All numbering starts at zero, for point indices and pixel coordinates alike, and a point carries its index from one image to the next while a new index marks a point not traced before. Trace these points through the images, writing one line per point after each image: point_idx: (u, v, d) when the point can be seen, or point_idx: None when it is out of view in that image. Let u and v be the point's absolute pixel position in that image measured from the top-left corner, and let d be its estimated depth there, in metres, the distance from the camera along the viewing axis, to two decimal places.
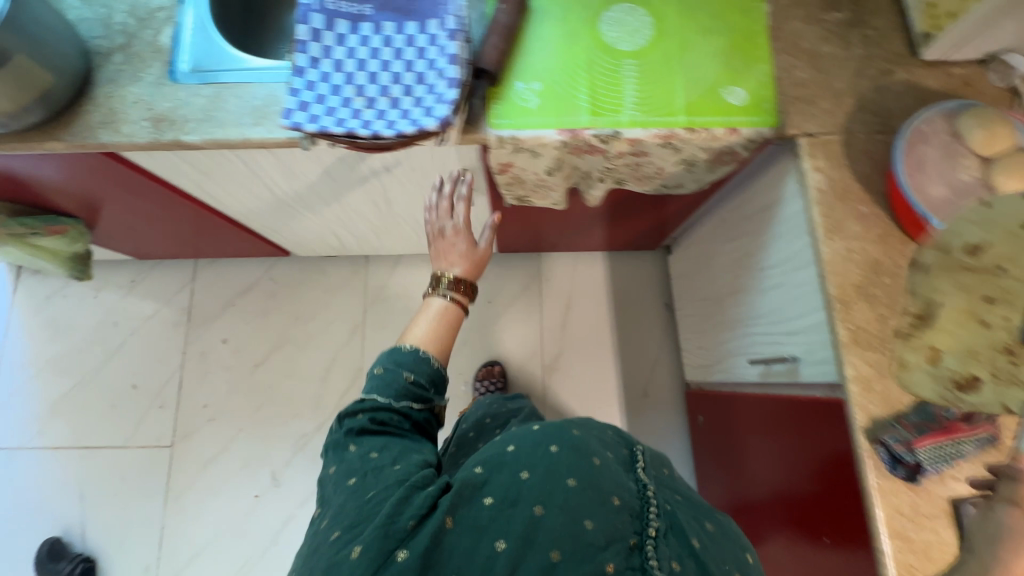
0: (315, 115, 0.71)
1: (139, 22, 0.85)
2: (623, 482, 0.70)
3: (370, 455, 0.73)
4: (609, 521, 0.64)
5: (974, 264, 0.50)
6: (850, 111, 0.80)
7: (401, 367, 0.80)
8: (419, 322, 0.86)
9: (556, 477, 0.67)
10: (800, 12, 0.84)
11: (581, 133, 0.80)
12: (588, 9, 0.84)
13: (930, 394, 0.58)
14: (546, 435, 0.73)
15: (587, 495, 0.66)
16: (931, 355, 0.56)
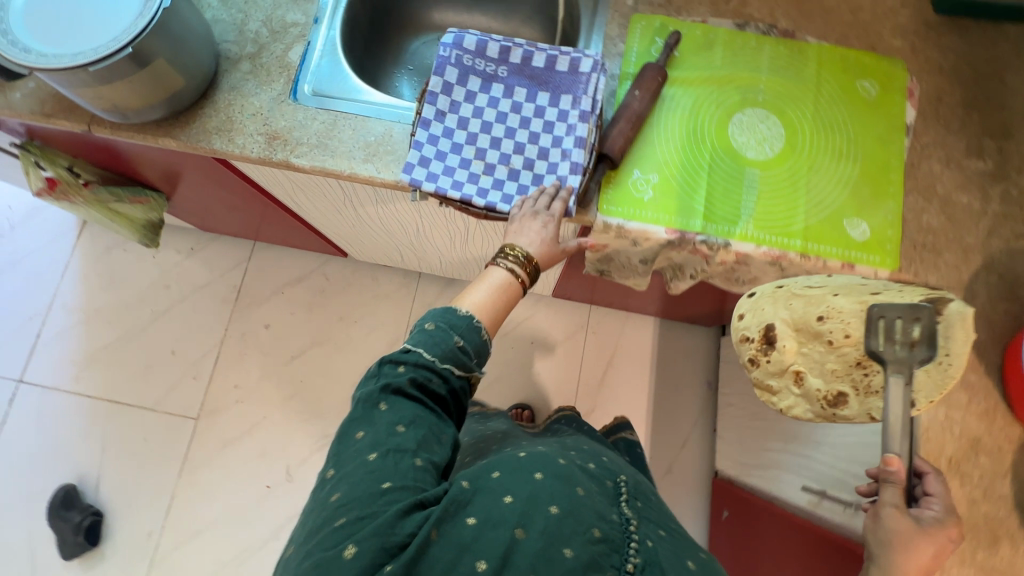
0: (434, 173, 0.72)
1: (272, 34, 0.84)
2: (606, 514, 0.58)
3: (396, 428, 0.58)
4: (587, 554, 0.52)
5: (808, 294, 0.72)
6: (976, 269, 0.76)
7: (453, 330, 0.63)
8: (472, 291, 0.66)
9: (538, 502, 0.54)
10: (941, 153, 0.80)
11: (690, 237, 0.77)
12: (720, 108, 0.81)
13: (802, 415, 0.73)
14: (531, 461, 0.60)
15: (568, 523, 0.54)
16: (796, 377, 0.72)
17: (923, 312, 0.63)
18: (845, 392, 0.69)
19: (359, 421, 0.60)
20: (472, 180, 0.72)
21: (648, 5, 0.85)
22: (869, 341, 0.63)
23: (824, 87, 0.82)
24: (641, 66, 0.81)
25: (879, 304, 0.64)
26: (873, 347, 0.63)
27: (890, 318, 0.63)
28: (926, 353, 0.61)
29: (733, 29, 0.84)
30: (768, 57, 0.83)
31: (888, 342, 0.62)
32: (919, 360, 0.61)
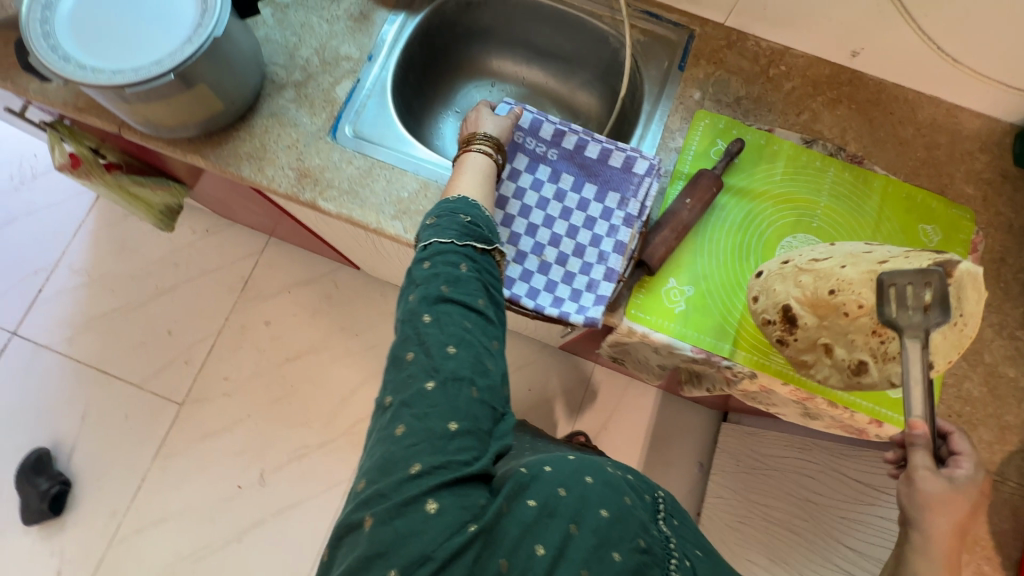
0: None
1: (323, 64, 0.81)
2: (649, 524, 0.57)
3: (448, 349, 0.51)
4: (633, 561, 0.52)
5: (813, 267, 0.64)
6: (1011, 451, 0.71)
7: (458, 215, 0.58)
8: (461, 178, 0.63)
9: (589, 504, 0.53)
10: (994, 318, 0.76)
11: (717, 360, 0.73)
12: (772, 227, 0.77)
13: (834, 385, 0.68)
14: (580, 462, 0.57)
15: (616, 527, 0.53)
16: (824, 348, 0.65)
17: (933, 274, 0.56)
18: (865, 361, 0.63)
19: (407, 342, 0.52)
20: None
21: (715, 102, 0.81)
22: (880, 308, 0.57)
23: (884, 221, 0.77)
24: (697, 168, 0.77)
25: (887, 271, 0.58)
26: (887, 316, 0.57)
27: (901, 284, 0.57)
28: (941, 316, 0.55)
29: (798, 144, 0.80)
30: (831, 181, 0.79)
31: (900, 307, 0.57)
32: (935, 323, 0.55)
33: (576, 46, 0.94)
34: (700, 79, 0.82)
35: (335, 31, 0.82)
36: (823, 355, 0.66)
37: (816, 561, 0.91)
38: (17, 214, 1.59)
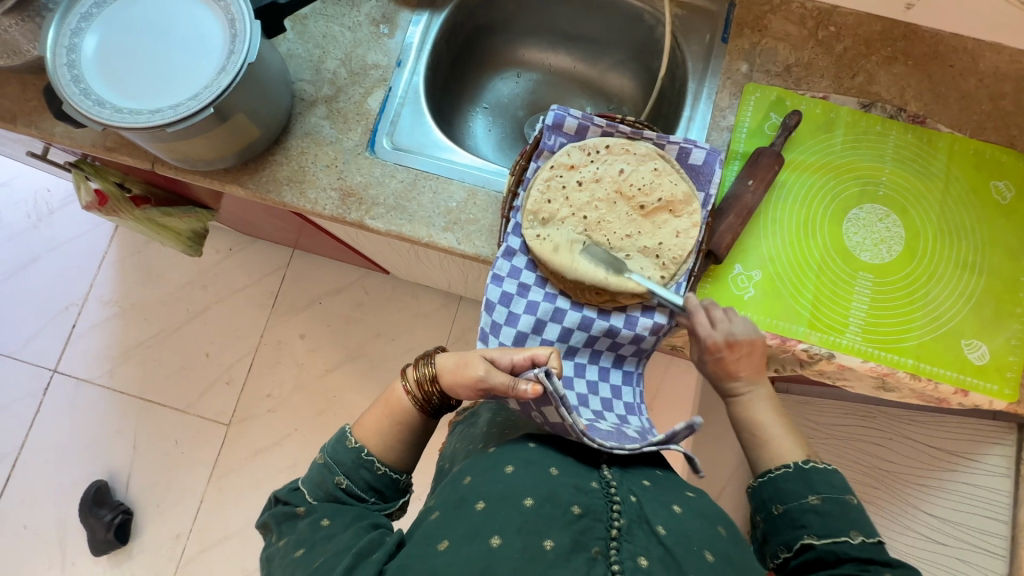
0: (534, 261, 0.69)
1: (351, 75, 0.78)
2: (586, 484, 0.51)
3: (320, 524, 0.54)
4: (569, 537, 0.45)
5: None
6: None
7: (337, 464, 0.59)
8: (373, 418, 0.61)
9: (509, 498, 0.48)
10: None
11: (791, 344, 0.71)
12: (835, 199, 0.74)
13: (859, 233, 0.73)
14: (502, 458, 0.55)
15: (543, 507, 0.47)
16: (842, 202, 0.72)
17: None
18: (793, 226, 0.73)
19: (287, 528, 0.57)
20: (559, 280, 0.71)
21: (765, 73, 0.78)
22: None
23: (953, 181, 0.75)
24: (752, 146, 0.74)
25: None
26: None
27: None
28: None
29: (854, 109, 0.76)
30: (894, 145, 0.76)
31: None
32: None
33: (607, 26, 0.90)
34: (747, 49, 0.78)
35: (359, 38, 0.79)
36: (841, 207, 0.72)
37: (891, 529, 0.90)
38: (39, 251, 1.58)
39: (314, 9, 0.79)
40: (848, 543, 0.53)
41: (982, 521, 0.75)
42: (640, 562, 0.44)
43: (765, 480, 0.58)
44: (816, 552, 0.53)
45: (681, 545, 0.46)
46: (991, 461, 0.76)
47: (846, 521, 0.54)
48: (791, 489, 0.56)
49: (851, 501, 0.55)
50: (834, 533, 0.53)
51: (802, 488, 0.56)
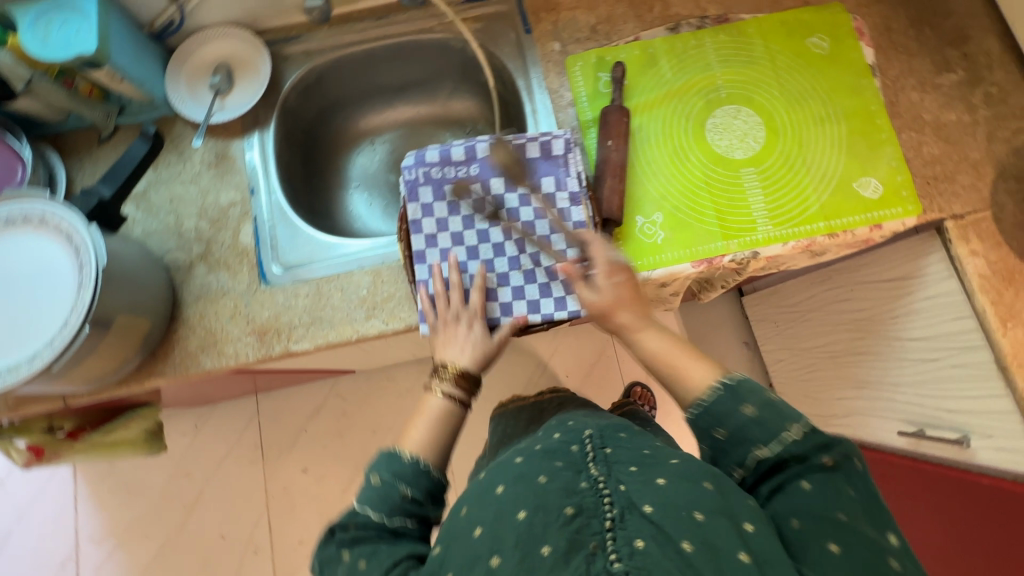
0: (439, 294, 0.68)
1: (213, 223, 0.77)
2: (574, 484, 0.51)
3: (360, 567, 0.51)
4: (565, 537, 0.46)
5: None
6: (994, 182, 0.75)
7: (395, 481, 0.56)
8: (414, 429, 0.61)
9: (504, 517, 0.49)
10: (913, 81, 0.79)
11: (718, 261, 0.74)
12: (690, 118, 0.78)
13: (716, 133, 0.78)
14: (492, 480, 0.55)
15: (539, 517, 0.48)
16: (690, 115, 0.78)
17: None
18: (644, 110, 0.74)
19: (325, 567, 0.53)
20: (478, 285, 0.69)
21: (576, 43, 0.82)
22: None
23: (775, 54, 0.80)
24: (598, 109, 0.78)
25: None
26: None
27: None
28: None
29: (665, 36, 0.81)
30: (712, 49, 0.81)
31: None
32: None
33: (426, 66, 0.93)
34: (551, 30, 0.82)
35: (204, 187, 0.78)
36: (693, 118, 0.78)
37: (892, 367, 0.94)
38: (8, 526, 1.49)
39: (149, 182, 0.79)
40: (788, 442, 0.53)
41: (957, 327, 0.78)
42: (636, 544, 0.45)
43: (700, 409, 0.56)
44: (772, 461, 0.53)
45: (671, 516, 0.47)
46: (935, 270, 0.79)
47: (781, 418, 0.54)
48: (725, 408, 0.55)
49: (777, 398, 0.54)
50: (778, 432, 0.53)
51: (734, 402, 0.55)
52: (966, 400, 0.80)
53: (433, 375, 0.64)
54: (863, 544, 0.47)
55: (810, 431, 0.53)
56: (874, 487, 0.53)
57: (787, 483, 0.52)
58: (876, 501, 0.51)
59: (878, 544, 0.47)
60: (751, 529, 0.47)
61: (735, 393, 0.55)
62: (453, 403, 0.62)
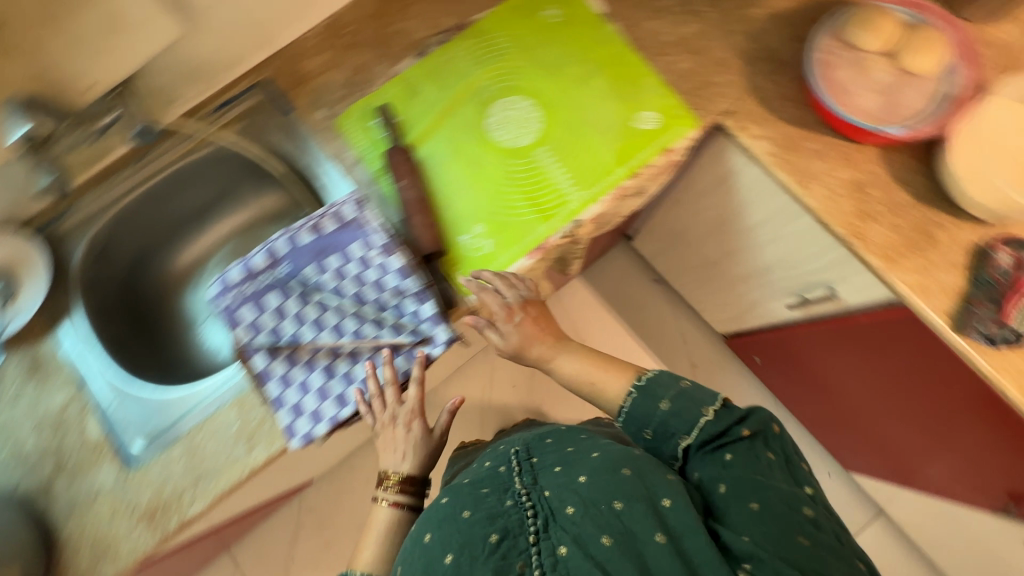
0: (297, 404, 0.65)
1: (54, 432, 0.72)
2: (501, 509, 0.62)
3: None
4: (493, 564, 0.55)
5: None
6: (745, 69, 0.81)
7: None
8: (367, 541, 0.72)
9: (434, 564, 0.57)
10: (644, 11, 0.85)
11: (549, 243, 0.76)
12: (469, 127, 0.80)
13: (498, 127, 0.80)
14: (421, 527, 0.63)
15: (467, 555, 0.57)
16: (468, 123, 0.80)
17: None
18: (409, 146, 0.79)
19: None
20: (334, 373, 0.66)
21: (338, 102, 0.82)
22: None
23: (520, 37, 0.83)
24: (381, 155, 0.79)
25: None
26: None
27: None
28: None
29: (417, 62, 0.83)
30: (463, 56, 0.83)
31: None
32: None
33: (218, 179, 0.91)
34: (310, 101, 0.82)
35: (30, 401, 0.73)
36: (472, 125, 0.80)
37: (758, 254, 1.01)
38: None
39: None
40: (704, 423, 0.64)
41: (779, 202, 0.84)
42: (560, 551, 0.55)
43: (626, 414, 0.69)
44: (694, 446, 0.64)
45: (588, 512, 0.57)
46: (739, 161, 0.84)
47: (695, 405, 0.65)
48: (642, 410, 0.68)
49: (687, 387, 0.66)
50: (689, 419, 0.65)
51: (650, 401, 0.67)
52: (818, 259, 0.87)
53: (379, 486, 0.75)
54: (780, 497, 0.57)
55: (723, 410, 0.64)
56: (787, 446, 0.64)
57: (714, 453, 0.62)
58: (790, 459, 0.63)
59: (794, 495, 0.57)
60: (668, 504, 0.57)
61: (650, 394, 0.68)
62: (399, 509, 0.73)
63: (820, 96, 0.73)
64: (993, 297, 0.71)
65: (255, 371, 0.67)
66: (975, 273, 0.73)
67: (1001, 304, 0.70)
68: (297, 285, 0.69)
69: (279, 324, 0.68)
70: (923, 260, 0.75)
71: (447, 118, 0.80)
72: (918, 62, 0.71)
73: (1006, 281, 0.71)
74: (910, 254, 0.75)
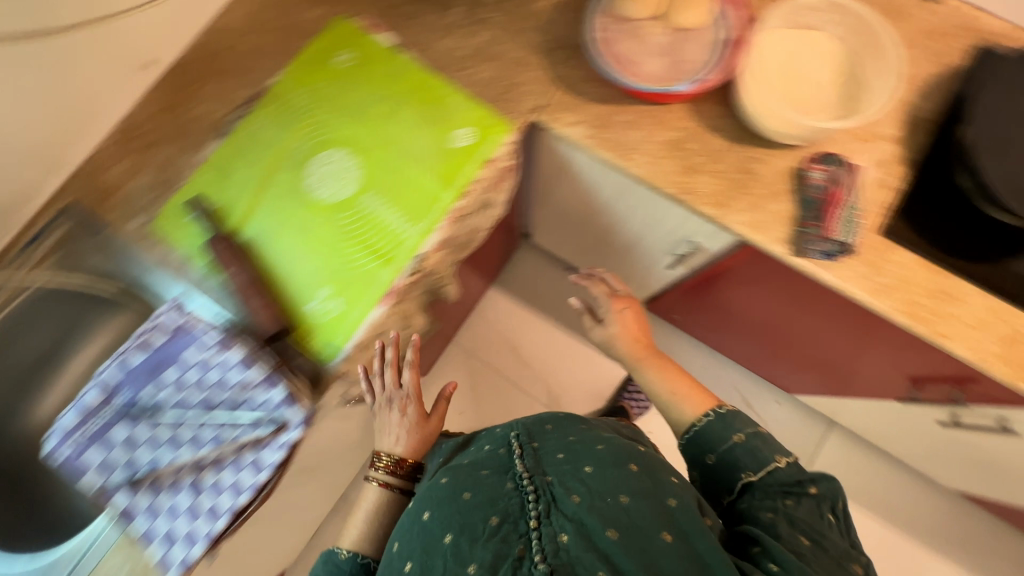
0: (168, 533, 0.62)
1: None
2: (501, 494, 0.61)
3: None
4: (491, 549, 0.54)
5: None
6: (542, 62, 0.82)
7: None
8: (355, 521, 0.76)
9: (432, 547, 0.57)
10: (432, 31, 0.84)
11: (397, 287, 0.75)
12: (290, 194, 0.78)
13: (318, 186, 0.79)
14: (419, 505, 0.64)
15: (466, 535, 0.56)
16: (287, 190, 0.78)
17: None
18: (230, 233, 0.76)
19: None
20: (200, 489, 0.63)
21: (149, 207, 0.79)
22: None
23: (318, 89, 0.82)
24: (204, 249, 0.75)
25: None
26: None
27: None
28: None
29: (221, 144, 0.80)
30: (265, 124, 0.81)
31: None
32: None
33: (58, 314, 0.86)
34: (119, 213, 0.79)
35: None
36: (292, 191, 0.78)
37: (625, 225, 1.03)
38: None
39: None
40: (777, 469, 0.68)
41: (614, 177, 0.85)
42: (560, 538, 0.54)
43: (692, 434, 0.76)
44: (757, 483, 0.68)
45: (595, 499, 0.58)
46: (564, 149, 0.85)
47: (772, 450, 0.70)
48: (714, 433, 0.73)
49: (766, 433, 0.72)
50: (759, 459, 0.70)
51: (726, 431, 0.73)
52: (669, 218, 0.89)
53: (371, 464, 0.80)
54: (828, 547, 0.60)
55: (796, 466, 0.69)
56: (851, 522, 0.67)
57: (777, 491, 0.66)
58: (849, 525, 0.66)
59: (848, 552, 0.61)
60: (673, 503, 0.60)
61: (727, 424, 0.73)
62: (388, 488, 0.78)
63: (608, 74, 0.74)
64: (817, 215, 0.74)
65: (118, 512, 0.63)
66: (798, 196, 0.76)
67: (824, 220, 0.74)
68: (143, 410, 0.66)
69: (131, 455, 0.65)
70: (750, 198, 0.77)
71: (265, 191, 0.78)
72: (685, 19, 0.73)
73: (823, 197, 0.75)
74: (738, 195, 0.77)
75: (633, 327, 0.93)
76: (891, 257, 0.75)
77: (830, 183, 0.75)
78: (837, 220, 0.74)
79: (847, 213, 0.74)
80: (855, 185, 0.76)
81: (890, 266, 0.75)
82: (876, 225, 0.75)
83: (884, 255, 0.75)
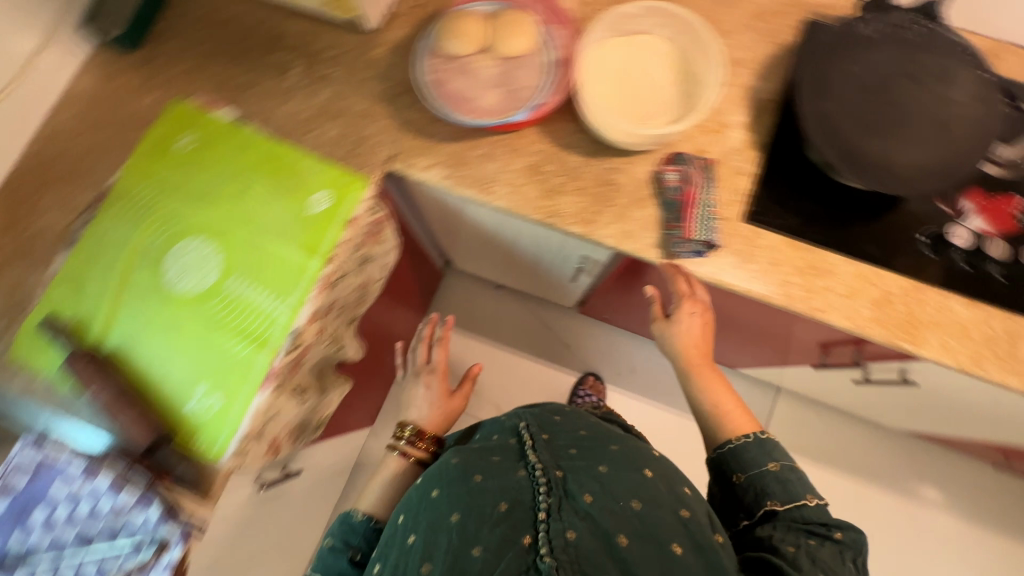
0: None
1: None
2: (513, 482, 0.65)
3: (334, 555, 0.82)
4: (496, 537, 0.58)
5: None
6: (389, 110, 0.81)
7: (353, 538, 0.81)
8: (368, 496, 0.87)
9: (441, 523, 0.62)
10: (274, 98, 0.83)
11: (276, 368, 0.73)
12: (149, 293, 0.75)
13: (177, 278, 0.75)
14: (431, 483, 0.69)
15: (474, 518, 0.60)
16: (145, 289, 0.75)
17: None
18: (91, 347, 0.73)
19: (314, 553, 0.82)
20: None
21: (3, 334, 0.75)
22: None
23: (163, 179, 0.78)
24: (62, 370, 0.72)
25: None
26: None
27: None
28: None
29: (69, 254, 0.76)
30: (112, 225, 0.77)
31: None
32: None
33: None
34: None
35: None
36: (150, 290, 0.75)
37: (520, 246, 1.03)
38: None
39: None
40: (805, 507, 0.71)
41: (484, 209, 0.85)
42: (567, 534, 0.58)
43: (727, 450, 0.78)
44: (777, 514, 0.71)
45: (604, 499, 0.62)
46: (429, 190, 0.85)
47: (800, 489, 0.73)
48: (751, 454, 0.76)
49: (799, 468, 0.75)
50: (788, 492, 0.72)
51: (762, 457, 0.76)
52: (550, 237, 0.89)
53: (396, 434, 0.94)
54: None
55: (824, 509, 0.71)
56: None
57: (796, 525, 0.69)
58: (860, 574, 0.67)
59: None
60: (686, 514, 0.63)
61: (765, 450, 0.76)
62: (409, 456, 0.90)
63: (445, 114, 0.74)
64: (677, 217, 0.75)
65: None
66: (659, 199, 0.77)
67: (683, 221, 0.75)
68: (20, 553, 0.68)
69: None
70: (615, 208, 0.77)
71: (122, 296, 0.75)
72: (508, 46, 0.73)
73: (680, 198, 0.76)
74: (602, 208, 0.77)
75: (696, 334, 0.83)
76: (758, 241, 0.76)
77: (684, 183, 0.76)
78: (694, 220, 0.75)
79: (703, 209, 0.76)
80: (709, 179, 0.77)
81: (759, 251, 0.76)
82: (738, 213, 0.77)
83: (751, 241, 0.76)
